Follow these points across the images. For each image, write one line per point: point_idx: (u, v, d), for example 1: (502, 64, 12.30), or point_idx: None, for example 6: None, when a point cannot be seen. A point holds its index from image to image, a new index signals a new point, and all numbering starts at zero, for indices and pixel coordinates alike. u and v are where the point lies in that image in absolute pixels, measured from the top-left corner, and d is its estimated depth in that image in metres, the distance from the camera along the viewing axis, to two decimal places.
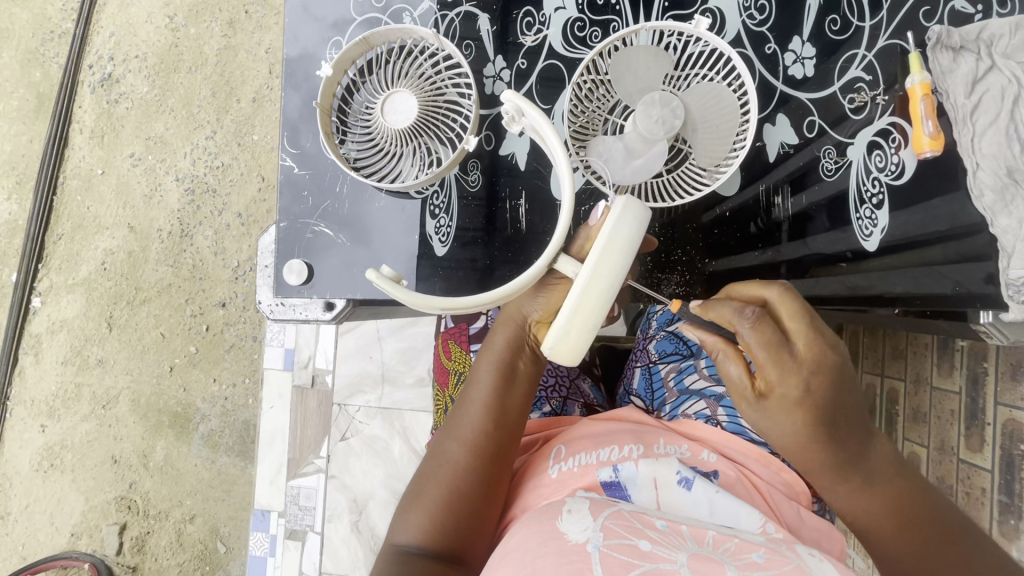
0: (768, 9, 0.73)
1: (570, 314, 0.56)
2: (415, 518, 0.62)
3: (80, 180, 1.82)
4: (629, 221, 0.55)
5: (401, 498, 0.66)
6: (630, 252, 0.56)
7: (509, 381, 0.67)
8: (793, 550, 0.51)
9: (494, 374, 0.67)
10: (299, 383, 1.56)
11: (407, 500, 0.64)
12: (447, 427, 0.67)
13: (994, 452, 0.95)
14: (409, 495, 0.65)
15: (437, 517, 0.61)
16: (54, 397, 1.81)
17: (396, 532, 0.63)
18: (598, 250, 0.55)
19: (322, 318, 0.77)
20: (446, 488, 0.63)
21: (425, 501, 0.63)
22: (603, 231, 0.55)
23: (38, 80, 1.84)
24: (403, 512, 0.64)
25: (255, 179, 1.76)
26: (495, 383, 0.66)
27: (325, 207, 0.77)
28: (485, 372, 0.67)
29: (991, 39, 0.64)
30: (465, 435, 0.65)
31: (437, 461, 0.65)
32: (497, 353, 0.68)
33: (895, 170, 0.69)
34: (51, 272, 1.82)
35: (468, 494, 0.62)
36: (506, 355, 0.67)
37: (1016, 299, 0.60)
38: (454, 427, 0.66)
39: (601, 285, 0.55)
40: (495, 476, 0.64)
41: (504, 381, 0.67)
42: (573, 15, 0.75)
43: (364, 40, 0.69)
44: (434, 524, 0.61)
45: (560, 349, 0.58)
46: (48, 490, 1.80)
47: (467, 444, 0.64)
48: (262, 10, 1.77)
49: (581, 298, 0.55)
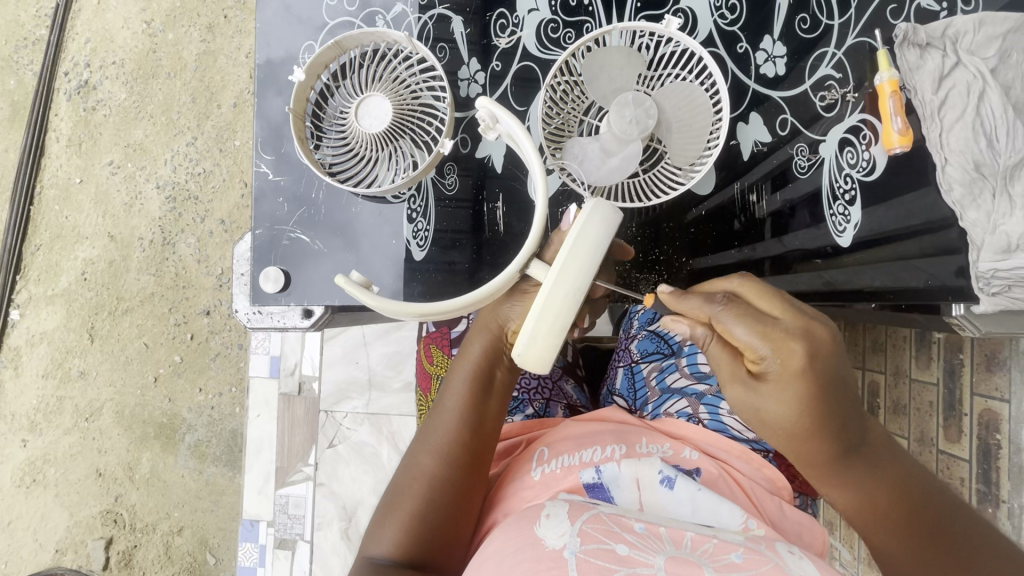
0: (739, 9, 0.73)
1: (535, 320, 0.55)
2: (388, 529, 0.61)
3: (58, 189, 1.79)
4: (589, 219, 0.55)
5: (377, 509, 0.65)
6: (597, 252, 0.55)
7: (485, 390, 0.66)
8: (771, 549, 0.51)
9: (470, 384, 0.66)
10: (286, 391, 1.54)
11: (382, 511, 0.63)
12: (420, 437, 0.66)
13: (972, 442, 0.96)
14: (383, 507, 0.64)
15: (412, 528, 0.61)
16: (34, 411, 1.78)
17: (371, 544, 0.62)
18: (565, 252, 0.55)
19: (300, 325, 0.76)
20: (421, 499, 0.62)
21: (398, 512, 0.62)
22: (570, 232, 0.55)
23: (13, 88, 1.80)
24: (377, 523, 0.63)
25: (238, 186, 1.74)
26: (470, 393, 0.65)
27: (301, 214, 0.76)
28: (461, 380, 0.66)
29: (956, 35, 0.65)
30: (440, 446, 0.64)
31: (411, 473, 0.64)
32: (473, 362, 0.66)
33: (866, 166, 0.69)
34: (30, 283, 1.79)
35: (442, 506, 0.62)
36: (482, 364, 0.66)
37: (986, 291, 0.62)
38: (429, 437, 0.65)
39: (566, 289, 0.55)
40: (472, 486, 0.63)
41: (481, 391, 0.66)
42: (547, 16, 0.75)
43: (336, 44, 0.68)
44: (408, 536, 0.61)
45: (530, 353, 0.57)
46: (31, 506, 1.77)
47: (441, 456, 0.63)
48: (241, 14, 1.74)
49: (549, 299, 0.55)
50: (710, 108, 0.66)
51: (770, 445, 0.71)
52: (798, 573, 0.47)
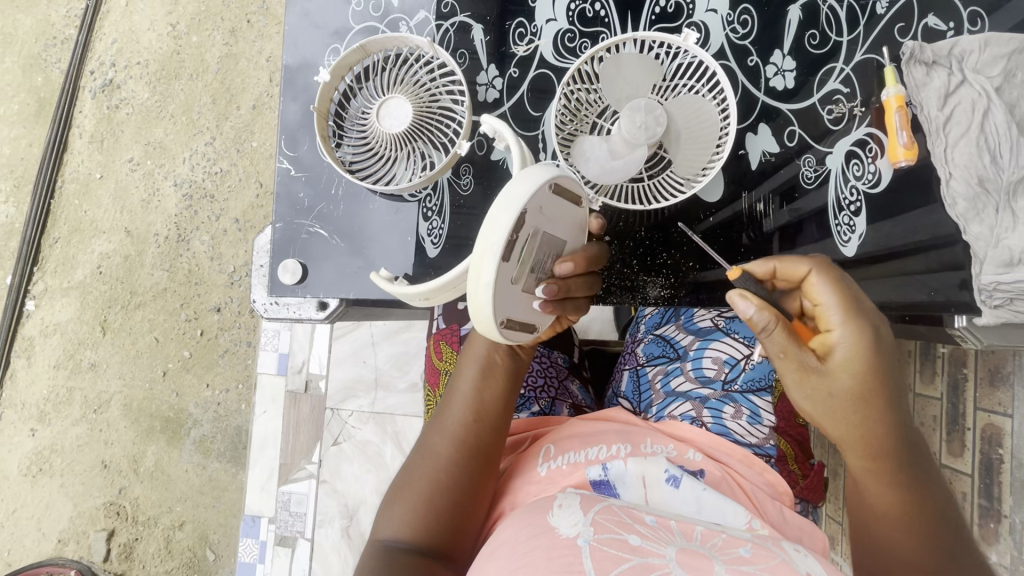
0: (751, 24, 0.75)
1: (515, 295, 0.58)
2: (397, 511, 0.62)
3: (78, 184, 1.84)
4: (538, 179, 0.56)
5: (387, 495, 0.66)
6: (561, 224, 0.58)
7: (488, 373, 0.68)
8: (779, 545, 0.52)
9: (475, 367, 0.69)
10: (292, 388, 1.56)
11: (392, 496, 0.64)
12: (432, 424, 0.69)
13: (974, 456, 0.96)
14: (394, 492, 0.65)
15: (422, 509, 0.61)
16: (44, 401, 1.81)
17: (381, 529, 0.62)
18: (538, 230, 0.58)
19: (315, 317, 0.79)
20: (430, 480, 0.63)
21: (410, 495, 0.63)
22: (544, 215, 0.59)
23: (40, 85, 1.86)
24: (387, 507, 0.64)
25: (253, 185, 1.78)
26: (474, 375, 0.68)
27: (320, 210, 0.79)
28: (467, 364, 0.69)
29: (961, 54, 0.67)
30: (448, 428, 0.66)
31: (422, 457, 0.66)
32: (478, 348, 0.70)
33: (872, 178, 0.71)
34: (46, 275, 1.83)
35: (450, 486, 0.62)
36: (486, 349, 0.69)
37: (988, 304, 0.64)
38: (439, 421, 0.68)
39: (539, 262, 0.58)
40: (480, 468, 0.64)
41: (484, 373, 0.68)
42: (564, 26, 0.78)
43: (361, 48, 0.71)
44: (416, 516, 0.61)
45: (485, 324, 0.54)
46: (36, 495, 1.79)
47: (449, 437, 0.65)
48: (264, 19, 1.79)
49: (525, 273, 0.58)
50: (717, 119, 0.69)
51: (772, 451, 0.73)
52: (805, 569, 0.48)
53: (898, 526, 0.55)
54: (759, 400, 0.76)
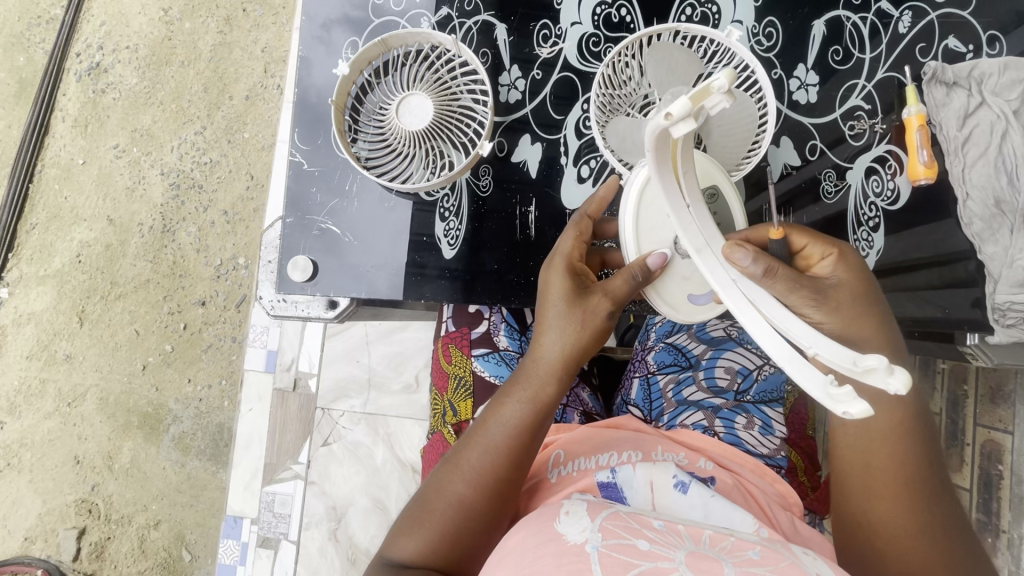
0: (775, 37, 0.76)
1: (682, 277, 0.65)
2: (414, 538, 0.56)
3: (59, 169, 1.77)
4: (717, 169, 0.64)
5: (399, 514, 0.59)
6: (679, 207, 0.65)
7: (538, 424, 0.59)
8: (787, 548, 0.51)
9: (530, 406, 0.59)
10: (280, 387, 1.53)
11: (405, 520, 0.58)
12: (454, 453, 0.60)
13: (972, 472, 0.97)
14: (405, 515, 0.59)
15: (442, 545, 0.56)
16: (15, 392, 1.74)
17: (389, 545, 0.57)
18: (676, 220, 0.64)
19: (324, 316, 0.77)
20: (457, 521, 0.56)
21: (426, 517, 0.57)
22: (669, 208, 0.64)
23: (21, 65, 1.79)
24: (398, 529, 0.58)
25: (244, 177, 1.74)
26: (528, 417, 0.59)
27: (332, 206, 0.77)
28: (517, 399, 0.60)
29: (981, 76, 0.68)
30: (482, 473, 0.58)
31: (440, 487, 0.58)
32: (533, 389, 0.60)
33: (890, 196, 0.72)
34: (22, 262, 1.76)
35: (478, 530, 0.57)
36: (548, 394, 0.60)
37: (1000, 322, 0.65)
38: (467, 457, 0.59)
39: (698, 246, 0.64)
40: (507, 507, 0.59)
41: (537, 420, 0.59)
42: (589, 30, 0.77)
43: (382, 42, 0.70)
44: (435, 552, 0.55)
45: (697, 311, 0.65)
46: (3, 491, 1.72)
47: (480, 477, 0.57)
48: (260, 9, 1.76)
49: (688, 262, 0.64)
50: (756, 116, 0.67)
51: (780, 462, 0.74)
52: (815, 571, 0.47)
53: (892, 479, 0.55)
54: (771, 410, 0.78)
